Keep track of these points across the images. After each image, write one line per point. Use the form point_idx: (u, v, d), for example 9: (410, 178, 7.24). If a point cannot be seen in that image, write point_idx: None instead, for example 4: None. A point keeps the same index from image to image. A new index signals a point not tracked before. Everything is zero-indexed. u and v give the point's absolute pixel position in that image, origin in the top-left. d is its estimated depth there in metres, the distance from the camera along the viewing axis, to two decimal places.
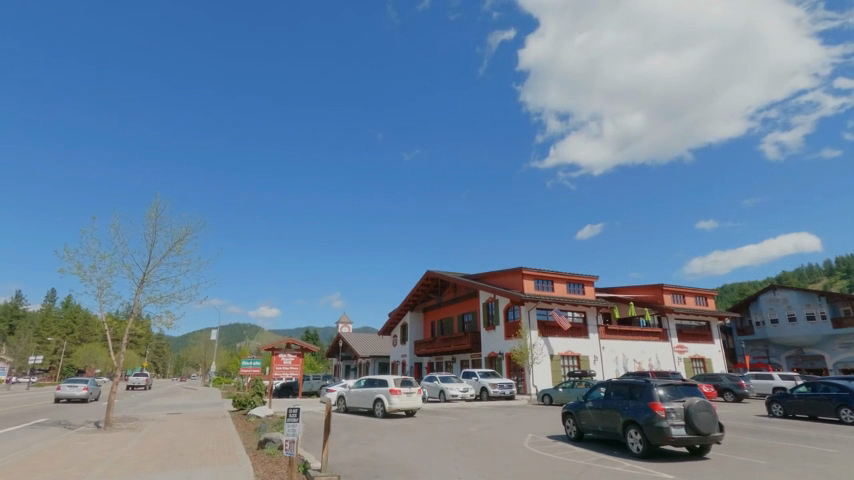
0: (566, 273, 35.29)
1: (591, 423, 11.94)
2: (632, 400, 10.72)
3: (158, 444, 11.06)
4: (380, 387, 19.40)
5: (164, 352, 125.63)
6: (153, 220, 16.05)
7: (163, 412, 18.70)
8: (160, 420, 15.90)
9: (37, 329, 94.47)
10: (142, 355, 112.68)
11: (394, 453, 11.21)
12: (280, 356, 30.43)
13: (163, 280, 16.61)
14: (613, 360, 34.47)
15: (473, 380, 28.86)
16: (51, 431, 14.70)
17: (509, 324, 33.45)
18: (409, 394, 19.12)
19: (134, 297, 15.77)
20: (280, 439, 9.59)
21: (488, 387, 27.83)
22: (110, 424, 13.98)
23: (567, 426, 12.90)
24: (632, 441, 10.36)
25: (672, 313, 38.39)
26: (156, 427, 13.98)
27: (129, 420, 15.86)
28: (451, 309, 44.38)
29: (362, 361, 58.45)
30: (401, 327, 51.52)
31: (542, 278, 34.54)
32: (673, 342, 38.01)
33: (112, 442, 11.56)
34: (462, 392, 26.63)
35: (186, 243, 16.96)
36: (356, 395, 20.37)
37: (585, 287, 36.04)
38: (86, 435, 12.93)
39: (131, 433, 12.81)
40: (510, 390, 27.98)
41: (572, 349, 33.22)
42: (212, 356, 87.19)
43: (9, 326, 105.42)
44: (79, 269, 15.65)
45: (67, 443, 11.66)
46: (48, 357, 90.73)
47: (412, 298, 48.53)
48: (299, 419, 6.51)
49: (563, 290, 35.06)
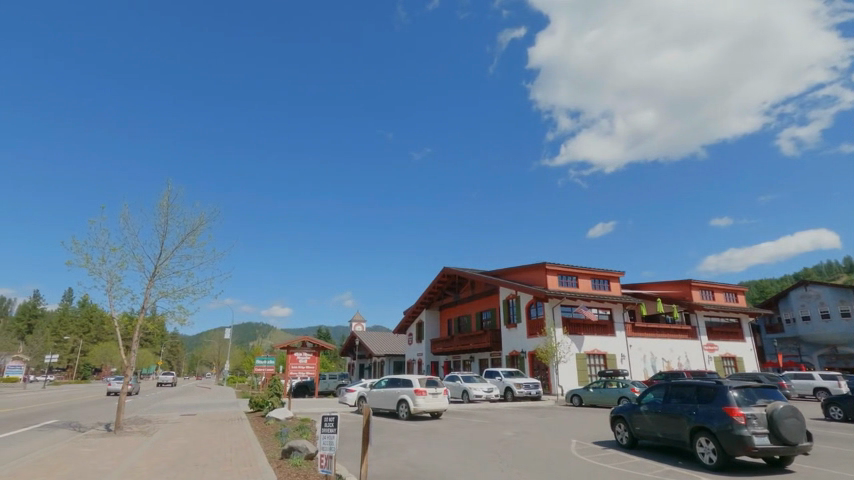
0: (591, 268, 33.86)
1: (647, 428, 10.69)
2: (701, 404, 9.45)
3: (171, 452, 10.03)
4: (404, 387, 18.30)
5: (179, 351, 126.16)
6: (165, 209, 14.97)
7: (177, 414, 17.82)
8: (174, 422, 14.96)
9: (54, 328, 95.28)
10: (157, 354, 113.16)
11: (431, 462, 10.10)
12: (296, 355, 29.54)
13: (176, 273, 15.63)
14: (640, 358, 33.01)
15: (497, 379, 27.71)
16: (59, 435, 13.81)
17: (531, 321, 32.19)
18: (435, 395, 18.03)
19: (145, 291, 14.78)
20: (307, 449, 8.50)
21: (513, 387, 26.63)
22: (120, 426, 13.05)
23: (617, 432, 11.66)
24: (703, 451, 9.11)
25: (701, 310, 36.73)
26: (169, 430, 13.03)
27: (141, 423, 14.94)
28: (468, 307, 43.23)
29: (377, 359, 57.54)
30: (416, 325, 50.46)
31: (566, 273, 33.17)
32: (703, 340, 36.37)
33: (121, 449, 10.56)
34: (486, 392, 25.47)
35: (199, 234, 15.93)
36: (378, 396, 19.30)
37: (610, 283, 34.59)
38: (95, 440, 12.00)
39: (142, 438, 11.84)
40: (536, 391, 26.73)
41: (598, 347, 31.83)
42: (226, 355, 87.17)
43: (27, 326, 106.59)
44: (88, 261, 14.64)
45: (72, 450, 10.71)
46: (65, 355, 91.55)
47: (428, 295, 47.45)
48: (336, 429, 5.40)
49: (588, 286, 33.64)
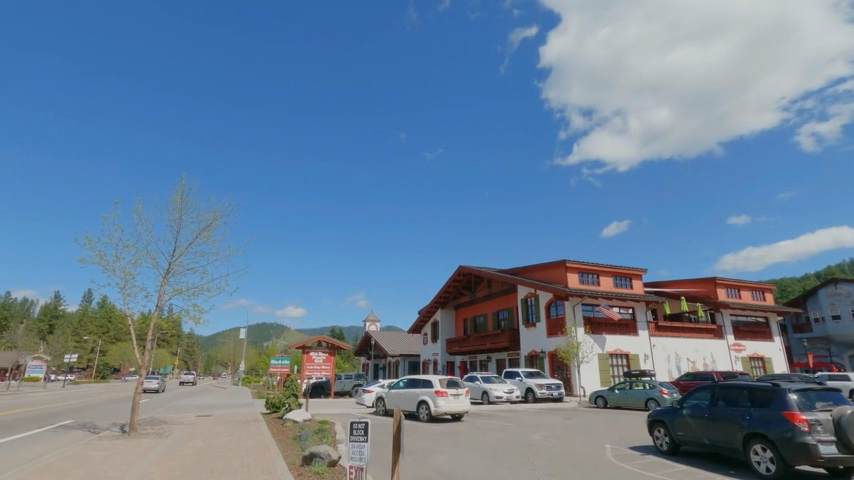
0: (612, 266, 32.90)
1: (691, 434, 9.92)
2: (755, 408, 8.67)
3: (187, 457, 9.56)
4: (424, 388, 17.68)
5: (195, 351, 127.42)
6: (179, 203, 14.53)
7: (192, 415, 17.43)
8: (189, 424, 14.52)
9: (74, 329, 96.82)
10: (174, 353, 114.26)
11: (459, 469, 9.47)
12: (311, 355, 29.08)
13: (190, 270, 15.20)
14: (665, 359, 31.96)
15: (517, 380, 26.97)
16: (73, 436, 13.46)
17: (551, 320, 31.38)
18: (456, 396, 17.38)
19: (159, 289, 14.36)
20: (329, 455, 7.92)
21: (534, 388, 25.86)
22: (134, 428, 12.61)
23: (657, 437, 10.88)
24: (759, 460, 8.34)
25: (727, 309, 35.50)
26: (184, 432, 12.54)
27: (156, 424, 14.57)
28: (485, 306, 42.50)
29: (391, 359, 57.05)
30: (431, 325, 49.85)
31: (587, 271, 32.24)
32: (730, 340, 35.14)
33: (135, 452, 10.10)
34: (506, 393, 24.76)
35: (214, 230, 15.48)
36: (397, 397, 18.73)
37: (632, 281, 33.61)
38: (109, 442, 11.61)
39: (156, 440, 11.36)
40: (558, 392, 25.91)
41: (621, 347, 30.85)
42: (241, 355, 87.66)
43: (48, 326, 108.37)
44: (101, 258, 14.23)
45: (84, 453, 10.23)
46: (85, 355, 92.92)
47: (443, 295, 46.81)
48: (367, 437, 4.78)
49: (609, 284, 32.69)
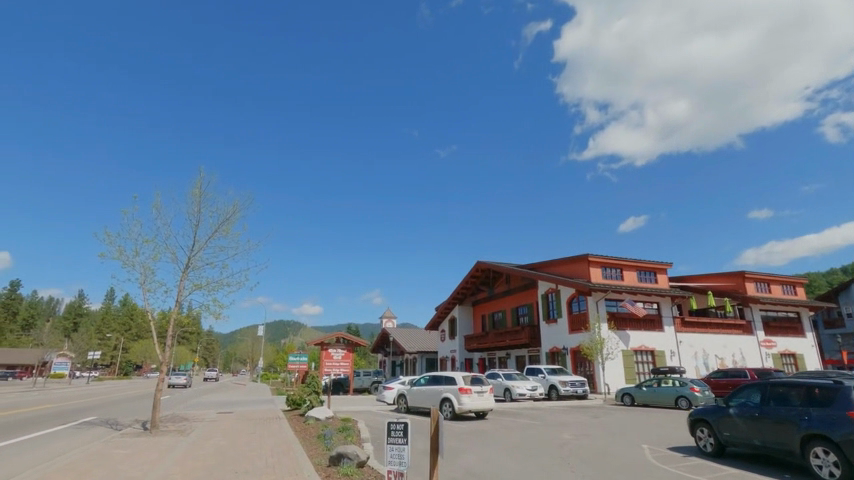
0: (636, 260, 32.00)
1: (739, 435, 9.28)
2: (815, 408, 8.01)
3: (209, 456, 9.28)
4: (447, 385, 17.22)
5: (215, 348, 129.22)
6: (198, 196, 14.25)
7: (214, 412, 17.26)
8: (210, 421, 14.31)
9: (98, 326, 99.00)
10: (193, 350, 115.97)
11: (492, 470, 9.01)
12: (330, 351, 28.80)
13: (210, 264, 14.91)
14: (692, 355, 30.97)
15: (540, 377, 26.37)
16: (95, 433, 13.32)
17: (573, 316, 30.66)
18: (481, 393, 16.90)
19: (179, 284, 14.08)
20: (358, 456, 7.53)
21: (558, 385, 25.23)
22: (156, 425, 12.42)
23: (700, 438, 10.25)
24: (821, 465, 7.69)
25: (757, 304, 34.27)
26: (205, 430, 12.31)
27: (177, 421, 14.38)
28: (504, 302, 41.87)
29: (409, 356, 56.81)
30: (448, 321, 49.38)
31: (610, 265, 31.38)
32: (759, 336, 33.93)
33: (156, 451, 9.86)
34: (529, 390, 24.20)
35: (233, 223, 15.15)
36: (419, 394, 18.32)
37: (657, 275, 32.65)
38: (131, 439, 11.42)
39: (178, 438, 11.13)
40: (582, 389, 25.22)
41: (646, 344, 29.96)
42: (259, 352, 88.50)
43: (73, 323, 110.97)
44: (121, 253, 13.99)
45: (105, 451, 10.02)
46: (108, 352, 94.89)
47: (461, 291, 46.26)
48: (407, 440, 4.36)
49: (633, 278, 31.78)
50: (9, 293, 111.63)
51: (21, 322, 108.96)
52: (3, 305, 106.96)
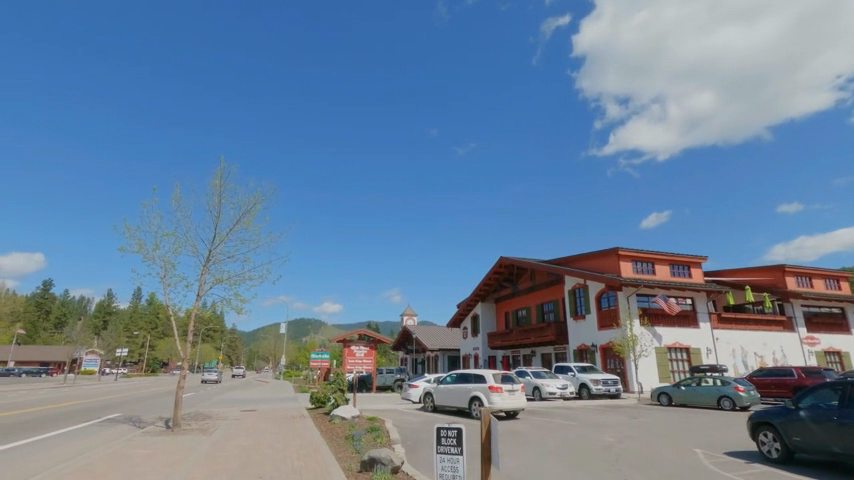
0: (669, 254, 30.66)
1: (812, 440, 8.31)
2: None
3: (233, 458, 8.77)
4: (476, 384, 16.48)
5: (238, 346, 131.03)
6: (218, 187, 13.79)
7: (236, 409, 16.88)
8: (233, 419, 13.89)
9: (126, 324, 101.31)
10: (217, 348, 117.70)
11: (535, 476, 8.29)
12: (352, 349, 28.24)
13: (231, 258, 14.43)
14: (729, 353, 29.54)
15: (570, 375, 25.36)
16: (117, 431, 13.00)
17: (602, 312, 29.52)
18: (512, 392, 16.11)
19: (199, 278, 13.63)
20: (391, 461, 6.91)
21: (589, 384, 24.19)
22: (178, 423, 11.99)
23: (763, 443, 9.30)
24: None
25: (798, 299, 32.54)
26: (228, 429, 11.86)
27: (201, 419, 14.02)
28: (528, 298, 40.85)
29: (430, 354, 56.11)
30: (471, 319, 48.54)
31: (642, 259, 30.11)
32: (801, 332, 32.23)
33: (177, 452, 9.37)
34: (560, 389, 23.26)
35: (254, 216, 14.62)
36: (447, 392, 17.64)
37: (692, 269, 31.23)
38: (152, 438, 11.05)
39: (200, 438, 10.64)
40: (615, 388, 24.14)
41: (681, 341, 28.62)
42: (282, 350, 89.09)
43: (102, 322, 113.98)
44: (141, 247, 13.66)
45: (125, 451, 9.60)
46: (136, 350, 96.96)
47: (483, 288, 45.34)
48: (462, 449, 3.70)
49: (666, 273, 30.45)
50: (41, 292, 115.03)
51: (54, 321, 112.29)
52: (36, 304, 110.29)
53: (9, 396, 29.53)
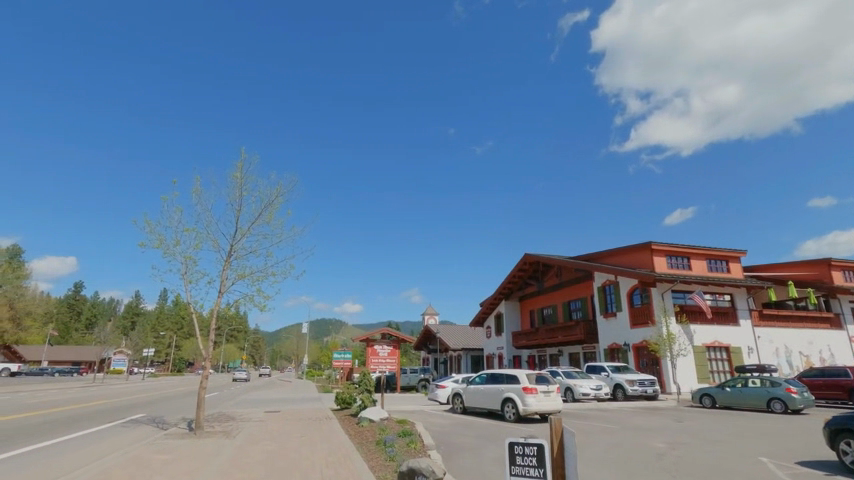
0: (706, 248, 29.17)
1: None
2: None
3: (258, 465, 8.13)
4: (509, 384, 15.63)
5: (261, 346, 132.38)
6: (239, 179, 13.23)
7: (261, 410, 16.40)
8: (257, 421, 13.37)
9: (153, 325, 103.28)
10: (241, 348, 118.99)
11: None
12: (375, 348, 27.57)
13: (253, 253, 13.92)
14: (772, 353, 27.95)
15: (603, 376, 24.23)
16: (140, 433, 12.59)
17: (635, 309, 28.26)
18: (547, 393, 15.20)
19: (221, 274, 13.15)
20: (434, 472, 6.17)
21: (624, 384, 23.05)
22: (201, 425, 11.49)
23: (846, 453, 8.25)
24: None
25: (845, 295, 30.67)
26: (253, 432, 11.30)
27: (224, 421, 13.54)
28: (555, 296, 39.70)
29: (453, 353, 55.22)
30: (494, 318, 47.54)
31: (676, 254, 28.72)
32: (849, 330, 30.37)
33: (199, 457, 8.80)
34: (593, 390, 22.20)
35: (276, 209, 14.03)
36: (477, 394, 16.82)
37: (730, 264, 29.72)
38: (174, 441, 10.54)
39: (223, 441, 10.08)
40: (652, 389, 22.95)
41: (721, 340, 27.14)
42: (304, 350, 89.30)
43: (130, 322, 116.47)
44: (162, 243, 13.21)
45: (146, 456, 9.08)
46: (163, 350, 98.63)
47: (507, 286, 44.30)
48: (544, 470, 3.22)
49: (702, 268, 29.00)
50: (72, 293, 118.05)
51: (85, 321, 115.27)
52: (67, 306, 113.25)
53: (39, 395, 29.81)
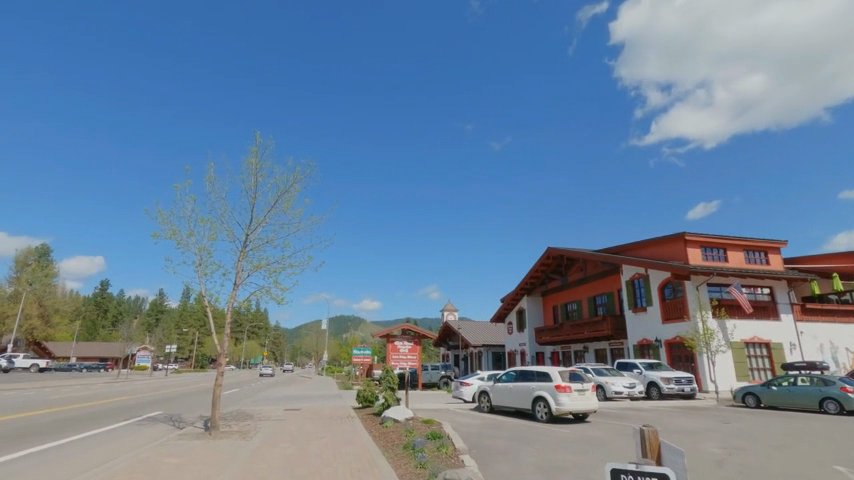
0: (743, 238, 27.65)
1: None
2: None
3: (274, 469, 7.39)
4: (540, 382, 14.70)
5: (282, 342, 133.43)
6: (253, 164, 12.55)
7: (280, 408, 15.80)
8: (276, 420, 12.74)
9: (177, 321, 104.81)
10: (262, 344, 120.04)
11: None
12: (396, 344, 26.82)
13: (270, 243, 13.27)
14: (816, 349, 26.35)
15: (636, 373, 23.03)
16: (154, 432, 12.03)
17: (667, 304, 26.91)
18: (582, 392, 14.22)
19: (237, 265, 12.54)
20: None
21: (659, 382, 21.83)
22: (216, 425, 10.86)
23: None
24: None
25: None
26: (271, 432, 10.61)
27: (242, 420, 12.93)
28: (579, 291, 38.44)
29: (474, 350, 54.31)
30: (516, 313, 46.43)
31: (712, 245, 27.24)
32: None
33: (212, 461, 8.13)
34: (627, 388, 21.08)
35: (293, 196, 13.32)
36: (506, 392, 15.92)
37: (769, 256, 28.16)
38: (188, 441, 9.91)
39: (239, 443, 9.41)
40: (689, 387, 21.69)
41: (760, 335, 25.65)
42: (324, 346, 89.45)
43: (155, 319, 118.42)
44: (176, 235, 12.66)
45: (157, 459, 8.45)
46: (186, 346, 99.97)
47: (529, 281, 43.10)
48: None
49: (739, 260, 27.50)
50: (98, 292, 120.73)
51: (112, 318, 117.91)
52: (94, 303, 115.95)
53: (62, 391, 29.87)
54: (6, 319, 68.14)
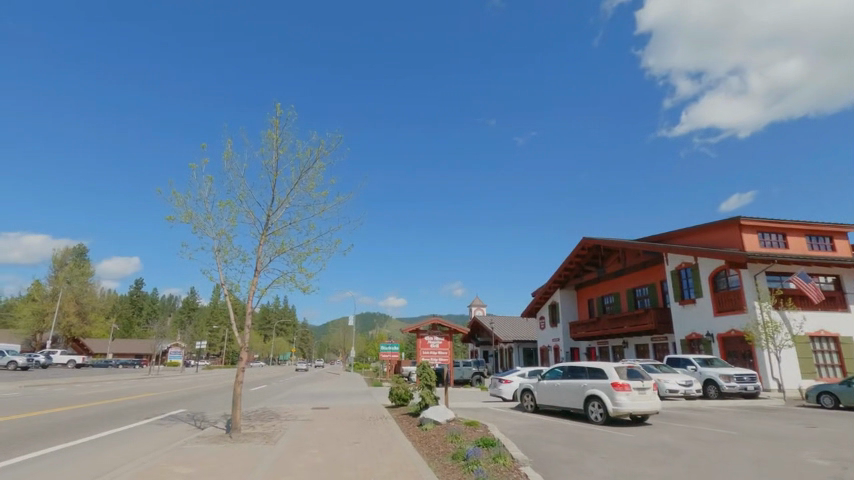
0: (805, 222, 25.25)
1: None
2: None
3: None
4: (593, 380, 13.14)
5: (310, 339, 134.51)
6: (273, 137, 11.40)
7: (308, 407, 14.79)
8: (303, 420, 11.67)
9: (208, 318, 106.71)
10: (290, 340, 121.07)
11: None
12: (426, 339, 25.45)
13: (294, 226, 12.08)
14: None
15: (690, 370, 21.10)
16: (172, 432, 11.08)
17: (721, 294, 24.79)
18: (642, 391, 12.61)
19: (258, 250, 11.41)
20: None
21: (718, 380, 19.91)
22: (238, 426, 9.74)
23: None
24: None
25: None
26: (298, 435, 9.45)
27: (266, 419, 11.90)
28: (617, 283, 36.35)
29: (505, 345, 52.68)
30: (548, 307, 44.60)
31: (770, 230, 24.93)
32: None
33: (229, 471, 6.95)
34: (682, 386, 19.26)
35: (318, 174, 12.06)
36: (553, 391, 14.44)
37: (835, 242, 25.67)
38: (207, 444, 8.85)
39: (261, 448, 8.26)
40: (752, 385, 19.67)
41: (828, 328, 23.29)
42: (352, 342, 89.05)
43: (187, 316, 121.08)
44: (192, 218, 11.61)
45: (169, 467, 7.34)
46: (217, 343, 101.56)
47: (562, 273, 41.16)
48: None
49: (801, 246, 25.14)
50: (134, 291, 124.20)
51: (146, 315, 121.05)
52: (130, 302, 119.39)
53: (92, 388, 29.76)
54: (46, 316, 70.34)
